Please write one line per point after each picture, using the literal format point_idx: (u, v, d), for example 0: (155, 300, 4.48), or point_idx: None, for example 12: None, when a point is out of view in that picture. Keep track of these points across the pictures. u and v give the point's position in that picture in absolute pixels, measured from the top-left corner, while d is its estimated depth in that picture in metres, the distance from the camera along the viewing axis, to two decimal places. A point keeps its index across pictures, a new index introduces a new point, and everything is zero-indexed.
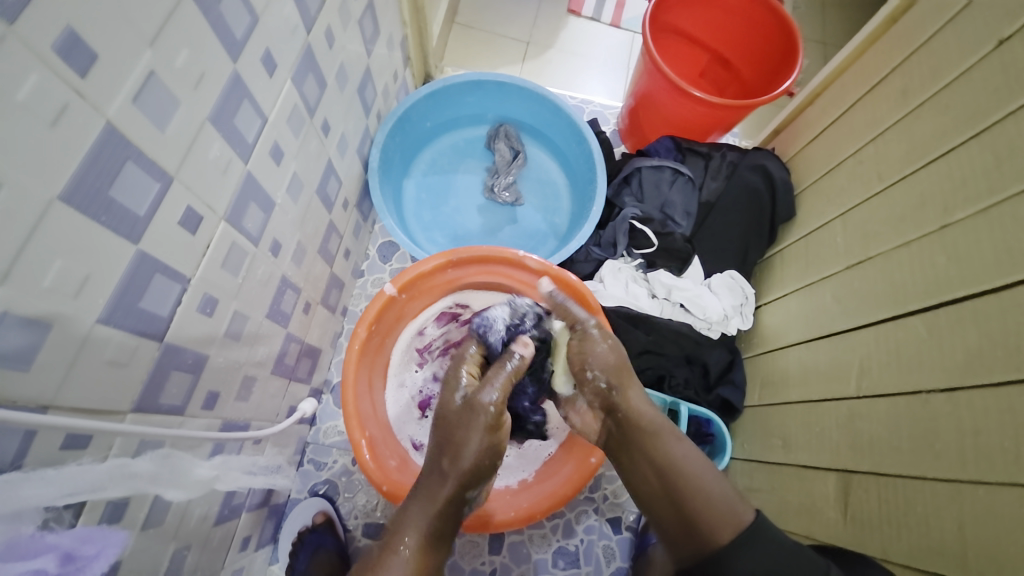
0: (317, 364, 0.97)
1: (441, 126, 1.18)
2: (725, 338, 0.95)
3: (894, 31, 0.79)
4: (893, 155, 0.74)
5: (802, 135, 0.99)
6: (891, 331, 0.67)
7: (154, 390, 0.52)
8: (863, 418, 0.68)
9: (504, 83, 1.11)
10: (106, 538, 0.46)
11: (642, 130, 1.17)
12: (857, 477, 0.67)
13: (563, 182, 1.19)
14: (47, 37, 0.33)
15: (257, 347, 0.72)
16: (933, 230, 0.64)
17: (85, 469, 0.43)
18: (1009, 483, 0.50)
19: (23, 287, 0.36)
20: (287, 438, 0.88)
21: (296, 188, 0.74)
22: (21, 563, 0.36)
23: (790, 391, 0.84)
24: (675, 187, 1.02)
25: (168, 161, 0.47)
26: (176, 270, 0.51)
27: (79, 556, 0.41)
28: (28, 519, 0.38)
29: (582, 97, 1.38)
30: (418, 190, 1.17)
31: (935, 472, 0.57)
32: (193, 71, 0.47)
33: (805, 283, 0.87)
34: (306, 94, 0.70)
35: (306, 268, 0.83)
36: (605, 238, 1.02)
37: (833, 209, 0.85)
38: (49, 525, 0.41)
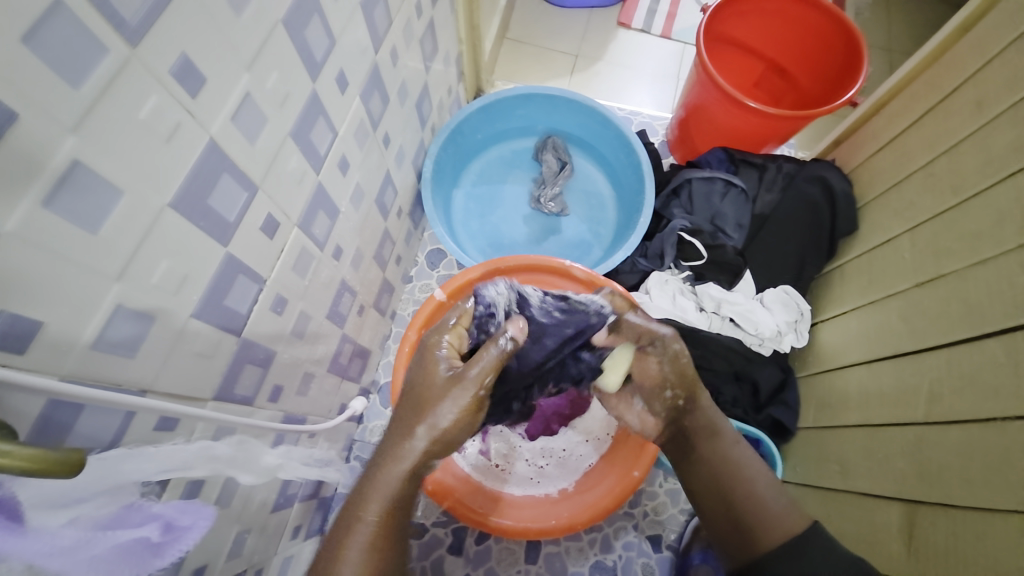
0: (367, 364, 1.01)
1: (491, 138, 1.22)
2: (777, 356, 0.92)
3: (966, 39, 0.75)
4: (968, 169, 0.70)
5: (865, 147, 0.94)
6: (965, 355, 0.62)
7: (230, 381, 0.57)
8: (932, 446, 0.64)
9: (554, 96, 1.13)
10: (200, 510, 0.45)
11: (692, 141, 1.15)
12: (922, 509, 0.63)
13: (609, 193, 1.20)
14: (166, 63, 0.38)
15: (317, 346, 0.76)
16: (1013, 247, 0.60)
17: (177, 448, 0.48)
18: None
19: (135, 283, 0.41)
20: (337, 434, 0.92)
21: (358, 197, 0.78)
22: (125, 531, 0.39)
23: (850, 415, 0.79)
24: (726, 200, 1.00)
25: (255, 172, 0.51)
26: (255, 272, 0.56)
27: (178, 527, 0.42)
28: (129, 492, 0.42)
29: (630, 108, 1.38)
30: (466, 200, 1.20)
31: (1009, 504, 0.53)
32: (280, 91, 0.52)
33: (868, 301, 0.83)
34: (371, 109, 0.75)
35: (362, 272, 0.88)
36: (652, 249, 1.01)
37: (900, 224, 0.80)
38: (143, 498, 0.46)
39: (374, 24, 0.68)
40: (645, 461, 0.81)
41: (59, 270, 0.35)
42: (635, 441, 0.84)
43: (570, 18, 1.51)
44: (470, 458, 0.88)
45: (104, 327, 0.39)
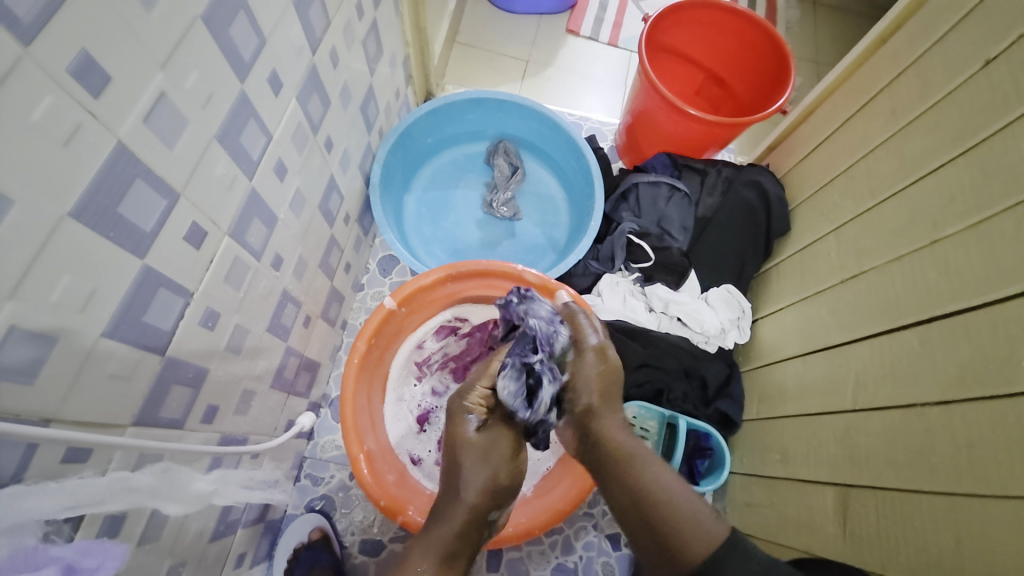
0: (316, 378, 0.97)
1: (442, 142, 1.21)
2: (722, 352, 0.96)
3: (881, 52, 0.82)
4: (884, 172, 0.75)
5: (795, 152, 1.01)
6: (885, 345, 0.67)
7: (155, 404, 0.52)
8: (859, 432, 0.68)
9: (504, 100, 1.13)
10: (108, 550, 0.42)
11: (638, 147, 1.19)
12: (854, 491, 0.67)
13: (561, 197, 1.21)
14: (62, 60, 0.35)
15: (257, 361, 0.72)
16: (924, 245, 0.66)
17: (86, 482, 0.43)
18: (1004, 496, 0.50)
19: (30, 300, 0.37)
20: (284, 452, 0.88)
21: (299, 204, 0.75)
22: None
23: (788, 405, 0.84)
24: (672, 203, 1.03)
25: (175, 177, 0.48)
26: (179, 284, 0.52)
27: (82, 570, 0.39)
28: (29, 531, 0.38)
29: (580, 114, 1.40)
30: (418, 205, 1.18)
31: (931, 486, 0.57)
32: (202, 91, 0.49)
33: (801, 297, 0.88)
34: (311, 111, 0.72)
35: (307, 282, 0.84)
36: (603, 252, 1.03)
37: (827, 224, 0.86)
38: (49, 537, 0.41)
39: (310, 24, 0.65)
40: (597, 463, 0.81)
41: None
42: None
43: (520, 24, 1.52)
44: (426, 469, 0.85)
45: None
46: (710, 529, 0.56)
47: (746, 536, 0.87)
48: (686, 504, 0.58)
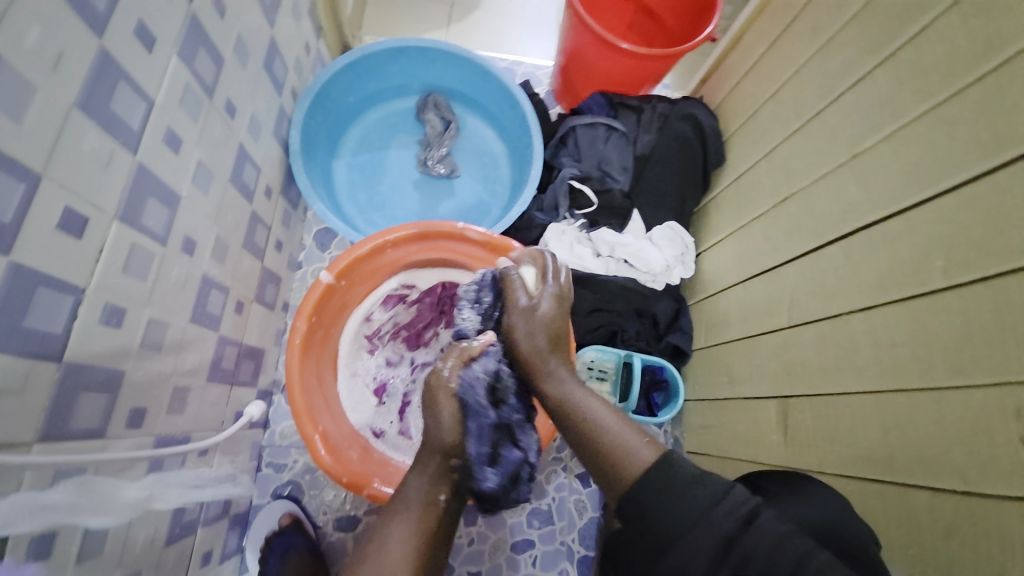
0: (262, 365, 0.92)
1: (366, 100, 1.12)
2: (670, 288, 0.98)
3: None
4: (808, 92, 0.76)
5: (727, 82, 1.00)
6: (814, 263, 0.71)
7: (65, 413, 0.48)
8: (795, 347, 0.72)
9: (427, 48, 1.05)
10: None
11: (574, 87, 1.15)
12: (794, 401, 0.72)
13: (500, 150, 1.16)
14: None
15: (185, 355, 0.67)
16: (845, 160, 0.68)
17: None
18: (926, 388, 0.53)
19: None
20: (239, 445, 0.84)
21: (205, 179, 0.68)
22: None
23: (731, 329, 0.88)
24: (610, 144, 1.01)
25: (28, 157, 0.41)
26: (63, 281, 0.46)
27: None
28: None
29: (513, 58, 1.33)
30: (349, 171, 1.10)
31: (860, 386, 0.61)
32: (45, 51, 0.41)
33: (738, 226, 0.90)
34: (199, 71, 0.63)
35: (232, 265, 0.78)
36: (547, 202, 1.00)
37: (758, 151, 0.87)
38: None
39: None
40: None
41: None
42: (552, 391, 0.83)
43: None
44: (390, 440, 0.84)
45: None
46: (641, 459, 0.55)
47: (702, 456, 0.93)
48: (633, 438, 0.57)
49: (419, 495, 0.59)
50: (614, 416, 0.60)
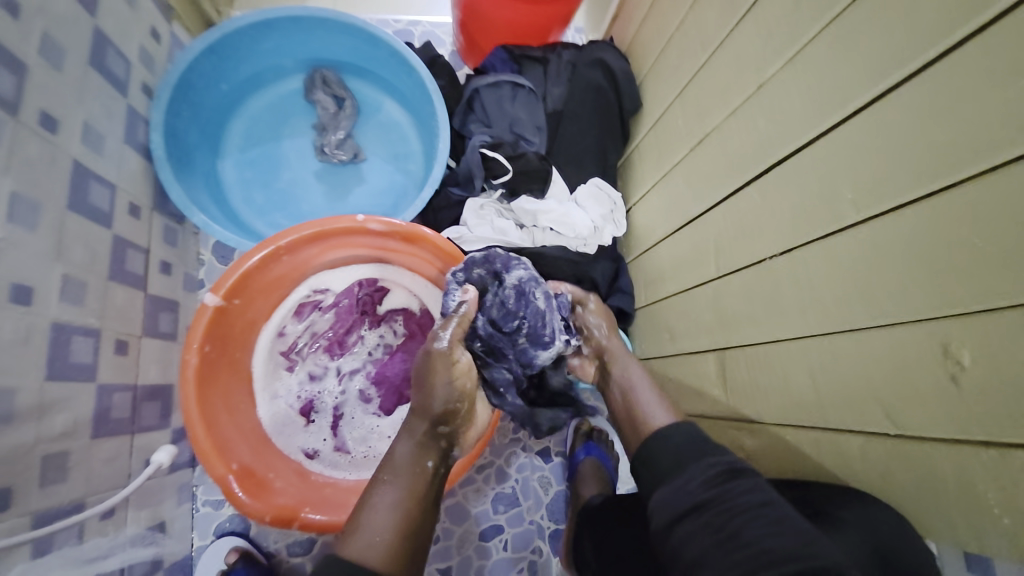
0: (174, 402, 0.84)
1: (243, 86, 0.98)
2: (605, 249, 0.93)
3: None
4: (711, 20, 0.70)
5: (635, 17, 0.92)
6: (733, 207, 0.66)
7: None
8: (725, 297, 0.69)
9: (299, 17, 0.91)
10: None
11: (477, 45, 1.05)
12: (731, 352, 0.69)
13: (407, 123, 1.06)
14: None
15: (49, 418, 0.59)
16: (753, 91, 0.62)
17: None
18: (848, 331, 0.50)
19: None
20: (158, 492, 0.77)
21: (22, 212, 0.57)
22: None
23: (667, 285, 0.84)
24: (518, 102, 0.92)
25: None
26: None
27: None
28: None
29: (411, 17, 1.20)
30: (239, 170, 0.98)
31: (788, 333, 0.58)
32: None
33: (661, 175, 0.85)
34: None
35: (97, 303, 0.68)
36: (461, 174, 0.92)
37: (671, 91, 0.81)
38: None
39: None
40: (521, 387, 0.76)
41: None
42: None
43: None
44: (326, 459, 0.78)
45: None
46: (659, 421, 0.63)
47: None
48: (653, 400, 0.67)
49: (407, 460, 0.59)
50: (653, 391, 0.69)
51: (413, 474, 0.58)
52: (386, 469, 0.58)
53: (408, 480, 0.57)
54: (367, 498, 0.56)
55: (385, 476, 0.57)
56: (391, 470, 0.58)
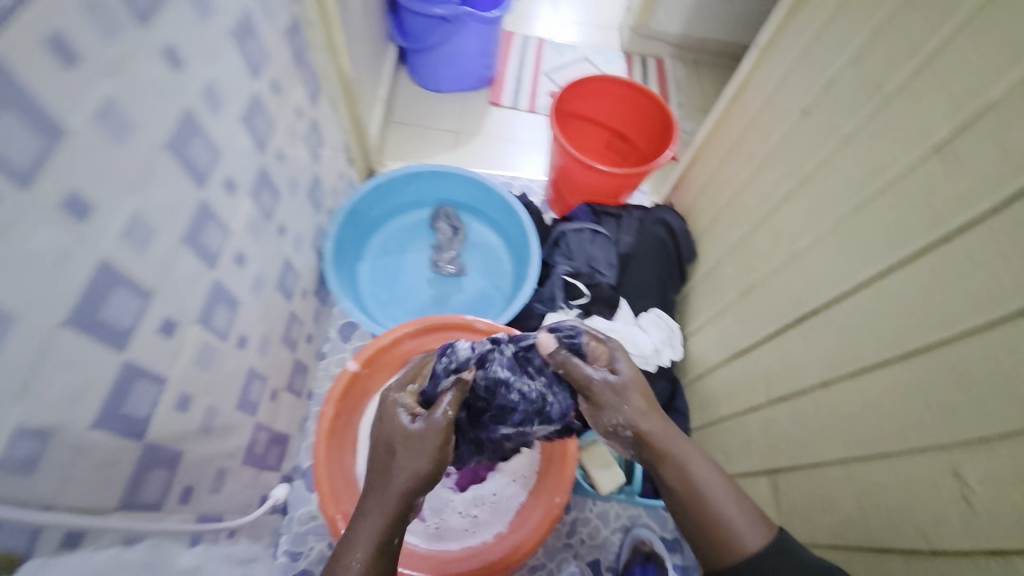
0: (286, 451, 0.99)
1: (388, 213, 1.32)
2: (663, 369, 1.07)
3: (735, 109, 1.03)
4: (754, 202, 0.93)
5: (691, 192, 1.20)
6: (778, 343, 0.82)
7: (137, 488, 0.56)
8: (774, 422, 0.81)
9: (439, 171, 1.27)
10: None
11: (563, 198, 1.35)
12: (781, 475, 0.79)
13: (503, 250, 1.33)
14: (51, 200, 0.41)
15: (228, 439, 0.76)
16: (788, 258, 0.81)
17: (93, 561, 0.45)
18: (877, 455, 0.62)
19: (34, 401, 0.42)
20: (259, 530, 0.88)
21: (258, 286, 0.82)
22: None
23: (721, 408, 0.96)
24: (596, 244, 1.17)
25: (150, 279, 0.54)
26: (156, 373, 0.57)
27: None
28: None
29: (511, 173, 1.58)
30: (372, 272, 1.27)
31: (828, 457, 0.69)
32: (169, 205, 0.57)
33: (714, 313, 1.02)
34: (263, 204, 0.81)
35: (270, 357, 0.89)
36: (545, 294, 1.14)
37: (721, 248, 1.02)
38: None
39: (258, 132, 0.76)
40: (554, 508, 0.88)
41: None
42: (555, 471, 0.93)
43: (447, 101, 1.71)
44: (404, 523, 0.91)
45: (5, 451, 0.40)
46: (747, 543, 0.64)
47: None
48: (733, 512, 0.66)
49: (371, 536, 0.61)
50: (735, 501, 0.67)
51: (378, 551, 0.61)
52: (354, 552, 0.60)
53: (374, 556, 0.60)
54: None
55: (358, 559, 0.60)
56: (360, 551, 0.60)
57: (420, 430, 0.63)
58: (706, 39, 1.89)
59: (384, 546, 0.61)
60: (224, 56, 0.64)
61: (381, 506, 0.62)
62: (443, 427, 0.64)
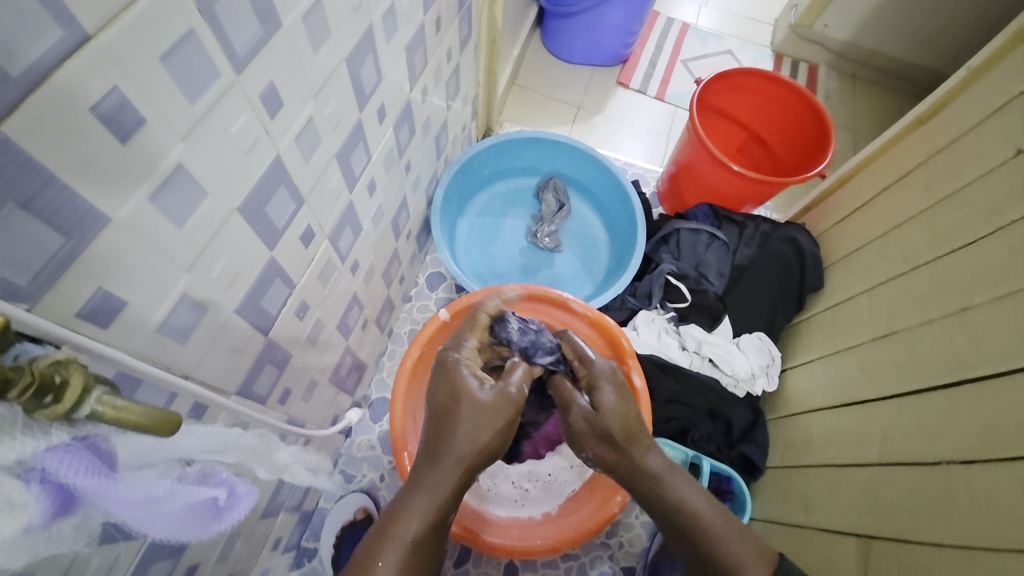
0: (361, 379, 1.03)
1: (498, 174, 1.30)
2: (749, 398, 1.01)
3: (919, 132, 0.89)
4: (918, 242, 0.81)
5: (831, 215, 1.07)
6: (913, 403, 0.72)
7: (252, 378, 0.59)
8: (885, 484, 0.72)
9: (559, 142, 1.23)
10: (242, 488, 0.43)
11: (680, 195, 1.26)
12: (877, 543, 0.70)
13: (602, 235, 1.29)
14: (257, 89, 0.43)
15: (324, 354, 0.79)
16: (954, 312, 0.70)
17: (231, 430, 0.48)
18: (1017, 551, 0.53)
19: (201, 276, 0.44)
20: (327, 445, 0.93)
21: (378, 217, 0.83)
22: (136, 479, 0.33)
23: (813, 454, 0.88)
24: (710, 250, 1.09)
25: (304, 186, 0.56)
26: (289, 277, 0.59)
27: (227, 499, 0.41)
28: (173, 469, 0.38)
29: (625, 159, 1.51)
30: (469, 229, 1.27)
31: (950, 539, 0.61)
32: (334, 118, 0.57)
33: (831, 351, 0.93)
34: (400, 138, 0.81)
35: (371, 288, 0.91)
36: (641, 289, 1.09)
37: (860, 284, 0.91)
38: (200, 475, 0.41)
39: (413, 66, 0.76)
40: (613, 504, 0.84)
41: (138, 249, 0.36)
42: None
43: (574, 73, 1.65)
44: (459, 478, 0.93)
45: (170, 315, 0.42)
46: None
47: None
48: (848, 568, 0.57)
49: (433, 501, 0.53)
50: (709, 506, 0.63)
51: (433, 528, 0.53)
52: (410, 516, 0.52)
53: (428, 533, 0.52)
54: (375, 563, 0.49)
55: (409, 531, 0.51)
56: (409, 527, 0.52)
57: (494, 401, 0.59)
58: (875, 53, 1.66)
59: (435, 527, 0.53)
60: None
61: (446, 481, 0.54)
62: (517, 399, 0.61)
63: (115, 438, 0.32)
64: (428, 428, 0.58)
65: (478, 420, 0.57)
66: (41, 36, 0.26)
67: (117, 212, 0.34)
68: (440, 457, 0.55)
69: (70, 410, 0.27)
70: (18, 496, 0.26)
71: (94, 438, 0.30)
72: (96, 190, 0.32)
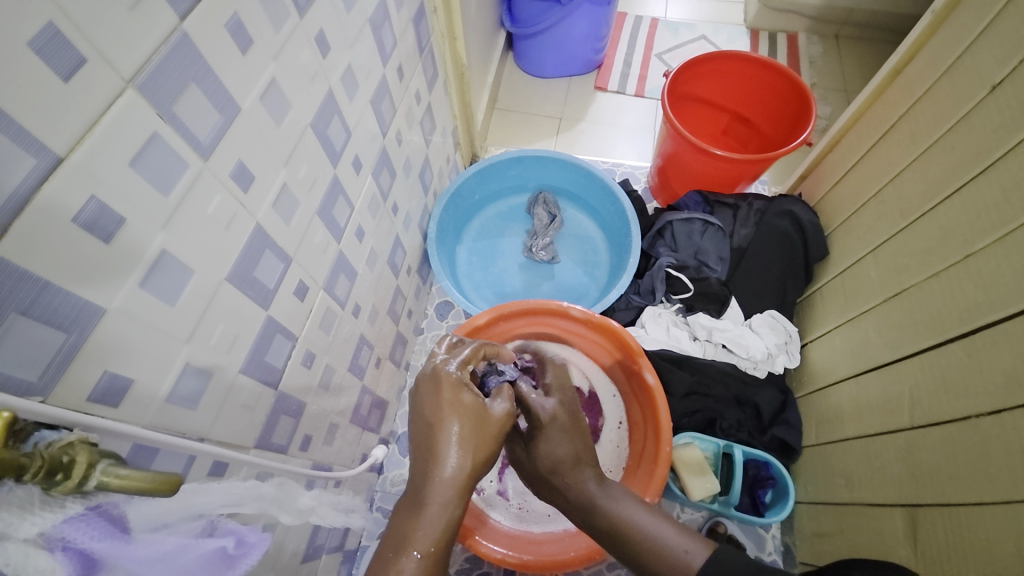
0: (385, 415, 1.06)
1: (488, 197, 1.33)
2: (773, 377, 0.99)
3: (896, 84, 0.87)
4: (913, 193, 0.78)
5: (827, 180, 1.04)
6: (934, 359, 0.69)
7: (269, 431, 0.63)
8: (921, 449, 0.69)
9: (542, 157, 1.26)
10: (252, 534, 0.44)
11: (670, 186, 1.26)
12: (922, 509, 0.67)
13: (600, 237, 1.30)
14: (227, 168, 0.47)
15: (340, 398, 0.82)
16: (958, 259, 0.68)
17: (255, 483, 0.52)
18: None
19: (200, 345, 0.48)
20: (359, 483, 0.96)
21: (372, 260, 0.88)
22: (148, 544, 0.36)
23: (847, 427, 0.84)
24: (707, 236, 1.09)
25: (289, 246, 0.60)
26: (289, 330, 0.63)
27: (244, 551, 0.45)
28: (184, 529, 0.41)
29: (613, 161, 1.52)
30: (469, 254, 1.30)
31: (993, 496, 0.58)
32: (309, 178, 0.62)
33: (847, 318, 0.90)
34: (381, 183, 0.86)
35: (378, 327, 0.95)
36: (644, 286, 1.08)
37: (863, 246, 0.89)
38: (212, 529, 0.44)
39: (381, 114, 0.80)
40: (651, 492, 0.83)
41: (136, 331, 0.41)
42: (647, 468, 0.87)
43: (551, 87, 1.68)
44: (487, 498, 0.95)
45: (176, 385, 0.46)
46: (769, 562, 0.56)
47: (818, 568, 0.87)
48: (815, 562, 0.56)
49: (433, 524, 0.50)
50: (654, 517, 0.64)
51: (445, 539, 0.50)
52: (413, 540, 0.49)
53: (436, 548, 0.50)
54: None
55: (416, 548, 0.49)
56: (420, 540, 0.49)
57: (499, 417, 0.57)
58: (853, 10, 1.62)
59: (448, 537, 0.51)
60: (361, 40, 0.68)
61: None
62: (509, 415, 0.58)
63: (126, 505, 0.36)
64: (416, 439, 0.55)
65: (477, 425, 0.54)
66: (16, 167, 0.30)
67: (111, 302, 0.38)
68: (435, 470, 0.51)
69: (80, 483, 0.31)
70: (45, 565, 0.31)
71: (106, 505, 0.35)
72: (89, 287, 0.36)
